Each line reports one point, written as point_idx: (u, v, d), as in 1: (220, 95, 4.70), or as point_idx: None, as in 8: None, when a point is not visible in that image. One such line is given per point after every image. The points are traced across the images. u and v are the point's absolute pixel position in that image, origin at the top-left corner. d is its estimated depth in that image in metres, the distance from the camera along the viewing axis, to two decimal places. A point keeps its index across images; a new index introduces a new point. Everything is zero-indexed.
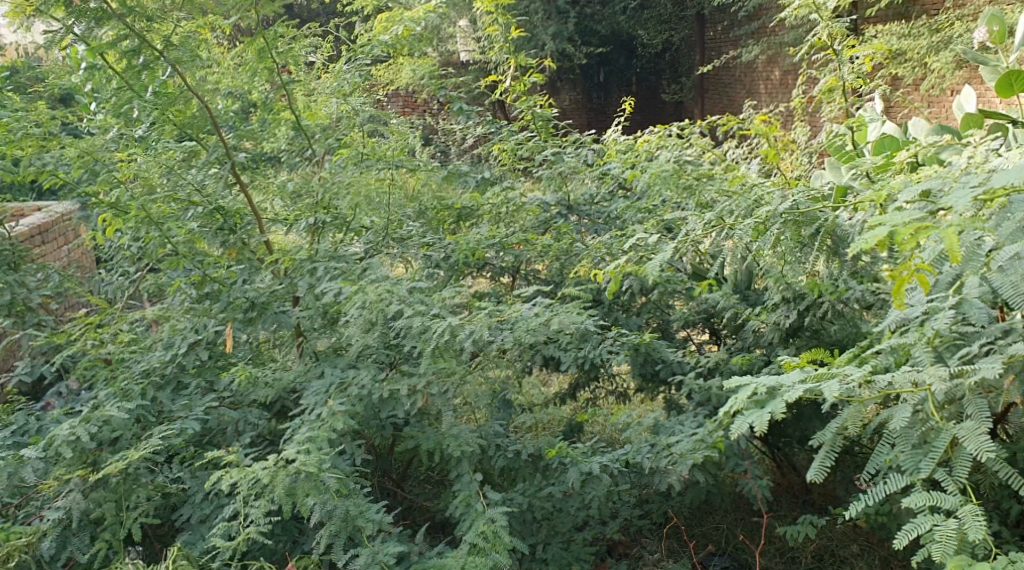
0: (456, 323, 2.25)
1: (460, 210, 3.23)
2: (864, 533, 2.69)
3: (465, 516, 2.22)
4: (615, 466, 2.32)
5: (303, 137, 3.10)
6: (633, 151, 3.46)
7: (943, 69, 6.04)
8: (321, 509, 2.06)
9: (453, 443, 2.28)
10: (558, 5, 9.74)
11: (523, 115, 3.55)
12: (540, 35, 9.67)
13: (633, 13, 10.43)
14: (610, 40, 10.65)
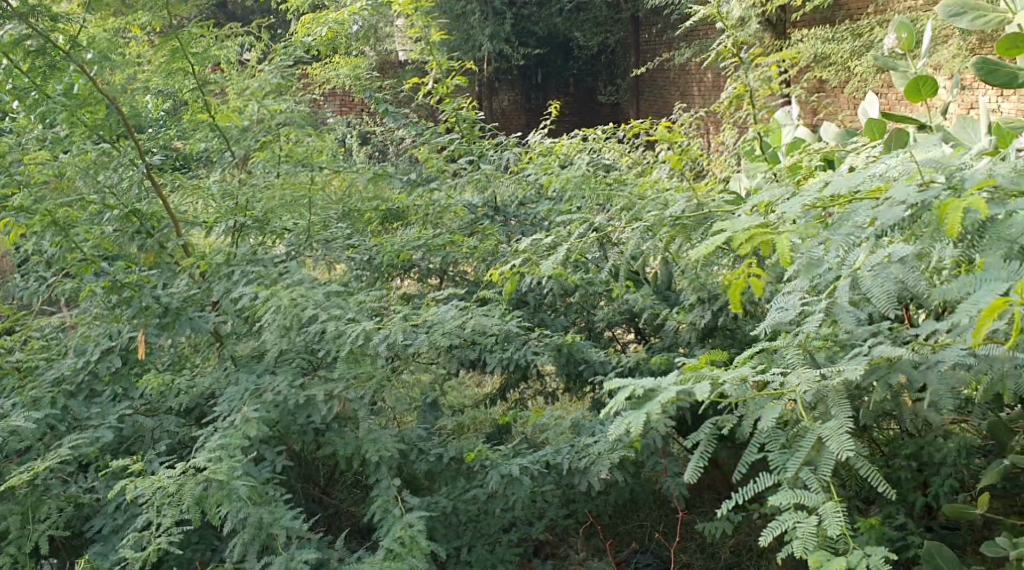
0: (371, 327, 2.26)
1: (387, 211, 3.31)
2: None
3: (383, 521, 2.22)
4: (535, 468, 2.34)
5: (223, 138, 3.03)
6: (551, 154, 3.54)
7: (865, 73, 6.20)
8: (235, 518, 2.06)
9: (371, 448, 2.28)
10: (495, 6, 9.77)
11: (449, 118, 3.60)
12: (476, 35, 9.71)
13: (570, 14, 10.51)
14: (546, 42, 10.71)
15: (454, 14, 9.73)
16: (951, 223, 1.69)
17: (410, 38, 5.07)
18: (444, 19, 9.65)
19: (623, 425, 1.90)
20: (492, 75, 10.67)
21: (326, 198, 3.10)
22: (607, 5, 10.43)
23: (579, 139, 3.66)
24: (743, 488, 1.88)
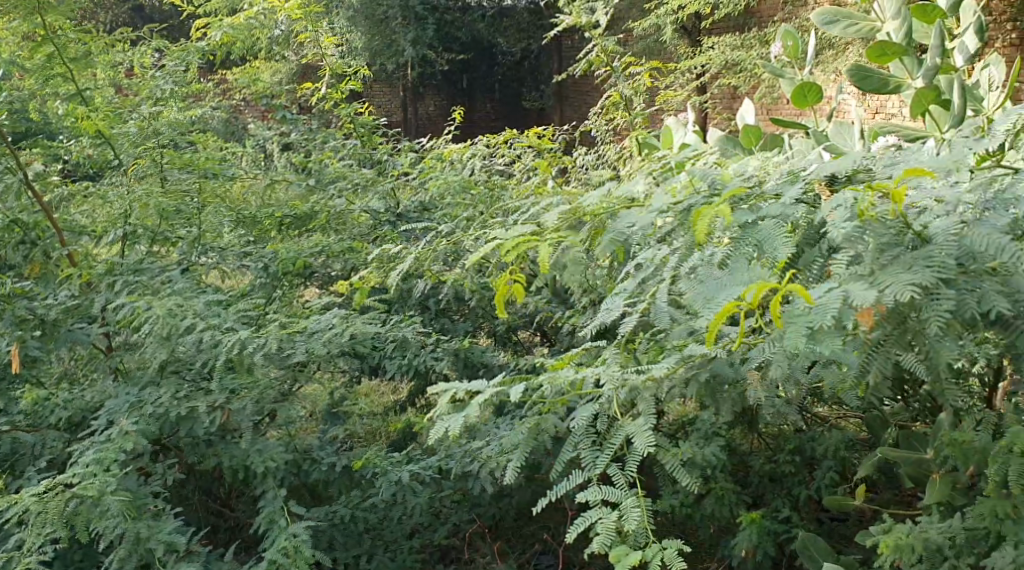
0: (245, 337, 2.40)
1: (283, 219, 3.37)
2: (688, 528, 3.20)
3: (270, 531, 2.38)
4: (424, 474, 2.56)
5: (109, 147, 3.05)
6: (441, 160, 3.78)
7: (770, 82, 6.58)
8: (110, 533, 2.17)
9: (257, 460, 2.44)
10: (416, 12, 9.95)
11: (345, 123, 3.93)
12: (398, 40, 9.93)
13: (492, 20, 10.71)
14: (471, 47, 10.91)
15: (376, 18, 9.90)
16: (700, 230, 1.78)
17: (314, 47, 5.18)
18: (368, 24, 9.81)
19: (445, 427, 1.94)
20: (415, 80, 10.86)
21: (219, 207, 3.19)
22: (528, 11, 10.74)
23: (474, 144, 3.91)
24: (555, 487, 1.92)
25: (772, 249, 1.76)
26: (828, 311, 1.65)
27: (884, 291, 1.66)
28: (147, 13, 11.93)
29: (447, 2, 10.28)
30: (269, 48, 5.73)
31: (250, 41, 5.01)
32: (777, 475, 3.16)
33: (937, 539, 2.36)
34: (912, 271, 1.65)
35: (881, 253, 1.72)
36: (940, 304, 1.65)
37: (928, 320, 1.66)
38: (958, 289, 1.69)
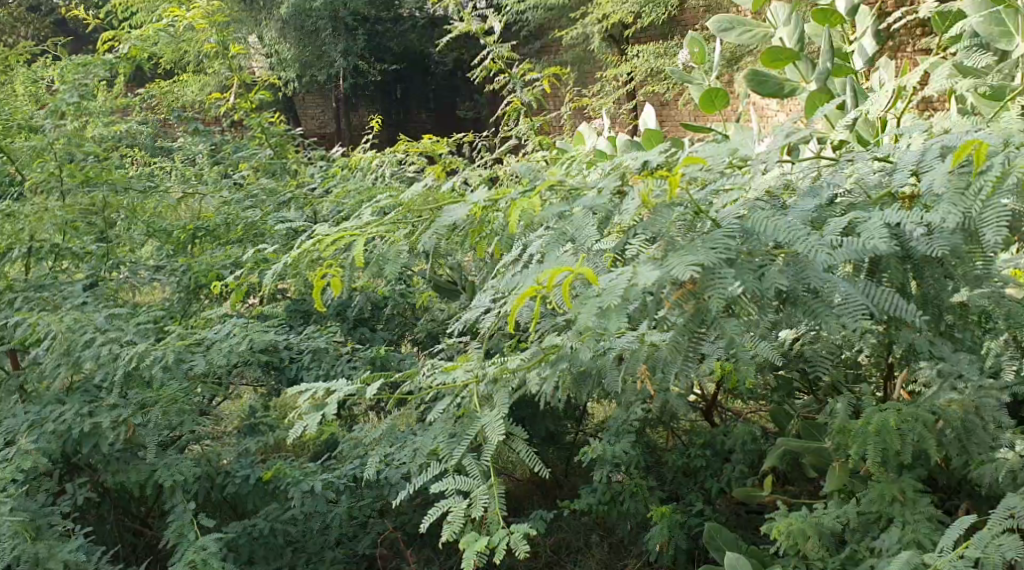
0: (144, 353, 3.40)
1: (195, 231, 4.42)
2: (577, 527, 4.49)
3: (178, 540, 3.38)
4: (340, 483, 3.67)
5: (18, 164, 4.05)
6: (350, 168, 5.05)
7: None
8: (10, 549, 2.99)
9: (167, 474, 3.44)
10: (347, 24, 12.14)
11: (259, 133, 5.20)
12: (331, 51, 12.14)
13: (425, 31, 12.96)
14: (404, 57, 13.25)
15: (308, 30, 12.04)
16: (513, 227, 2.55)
17: (220, 74, 5.87)
18: (297, 37, 12.06)
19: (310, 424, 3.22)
20: (347, 94, 13.29)
21: (132, 221, 4.28)
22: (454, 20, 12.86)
23: (374, 168, 5.06)
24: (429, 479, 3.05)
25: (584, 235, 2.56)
26: (614, 292, 2.34)
27: (669, 270, 2.35)
28: (70, 28, 12.60)
29: (379, 16, 12.54)
30: (196, 64, 6.72)
31: (177, 56, 5.96)
32: (692, 469, 4.36)
33: (828, 525, 3.40)
34: (695, 253, 2.33)
35: (675, 238, 2.44)
36: (721, 278, 2.33)
37: (714, 295, 2.34)
38: (742, 269, 2.38)
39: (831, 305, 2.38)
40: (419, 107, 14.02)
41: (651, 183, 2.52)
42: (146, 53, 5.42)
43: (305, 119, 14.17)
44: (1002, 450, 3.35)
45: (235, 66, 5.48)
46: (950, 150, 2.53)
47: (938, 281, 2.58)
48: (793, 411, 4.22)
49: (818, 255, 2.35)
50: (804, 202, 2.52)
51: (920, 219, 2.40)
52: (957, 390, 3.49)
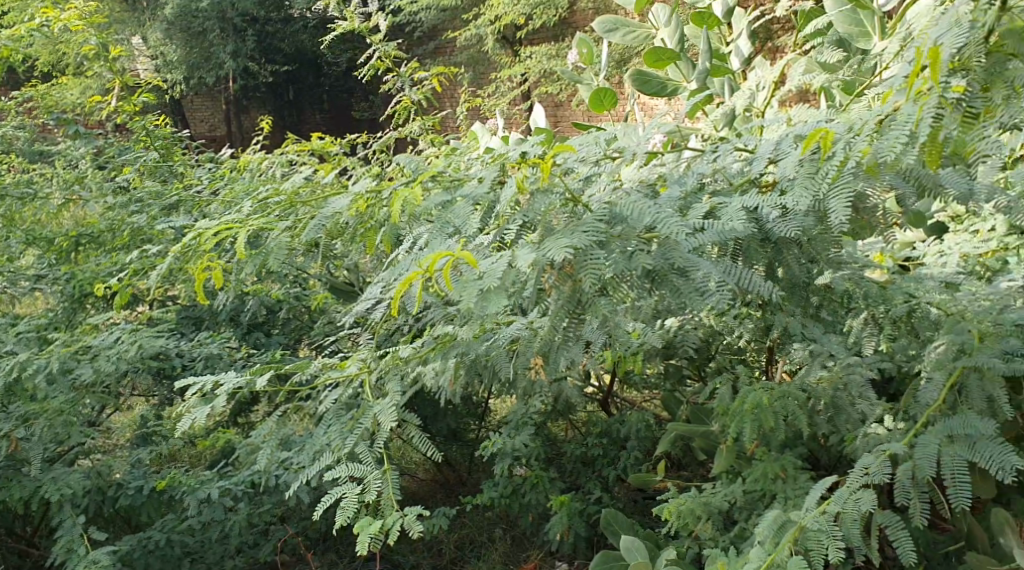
0: (26, 364, 3.51)
1: (78, 240, 4.55)
2: (477, 520, 4.72)
3: (69, 555, 3.47)
4: (244, 487, 3.81)
5: None
6: (240, 169, 5.17)
7: None
8: None
9: (55, 489, 3.53)
10: (235, 25, 12.24)
11: (142, 136, 5.26)
12: (220, 52, 12.22)
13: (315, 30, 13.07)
14: (295, 58, 13.30)
15: (194, 31, 12.12)
16: (394, 213, 2.72)
17: (99, 76, 5.89)
18: (183, 39, 12.07)
19: (189, 422, 3.41)
20: (237, 95, 13.36)
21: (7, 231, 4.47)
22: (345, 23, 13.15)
23: (263, 170, 5.21)
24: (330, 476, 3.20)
25: (464, 222, 2.80)
26: (495, 275, 2.57)
27: (546, 251, 2.61)
28: None
29: (267, 15, 12.50)
30: (72, 64, 6.69)
31: (53, 56, 5.95)
32: (590, 459, 4.68)
33: (715, 505, 3.79)
34: (570, 237, 2.59)
35: (549, 224, 2.71)
36: (592, 258, 2.61)
37: (588, 275, 2.63)
38: (613, 251, 2.66)
39: (694, 285, 2.66)
40: (311, 108, 14.23)
41: (525, 170, 2.78)
42: (21, 55, 5.41)
43: (191, 120, 14.06)
44: (871, 423, 3.66)
45: (115, 69, 5.52)
46: (801, 139, 2.83)
47: (801, 264, 2.93)
48: (683, 398, 4.60)
49: (682, 237, 2.64)
50: (670, 190, 2.86)
51: (775, 203, 2.77)
52: (827, 367, 3.72)
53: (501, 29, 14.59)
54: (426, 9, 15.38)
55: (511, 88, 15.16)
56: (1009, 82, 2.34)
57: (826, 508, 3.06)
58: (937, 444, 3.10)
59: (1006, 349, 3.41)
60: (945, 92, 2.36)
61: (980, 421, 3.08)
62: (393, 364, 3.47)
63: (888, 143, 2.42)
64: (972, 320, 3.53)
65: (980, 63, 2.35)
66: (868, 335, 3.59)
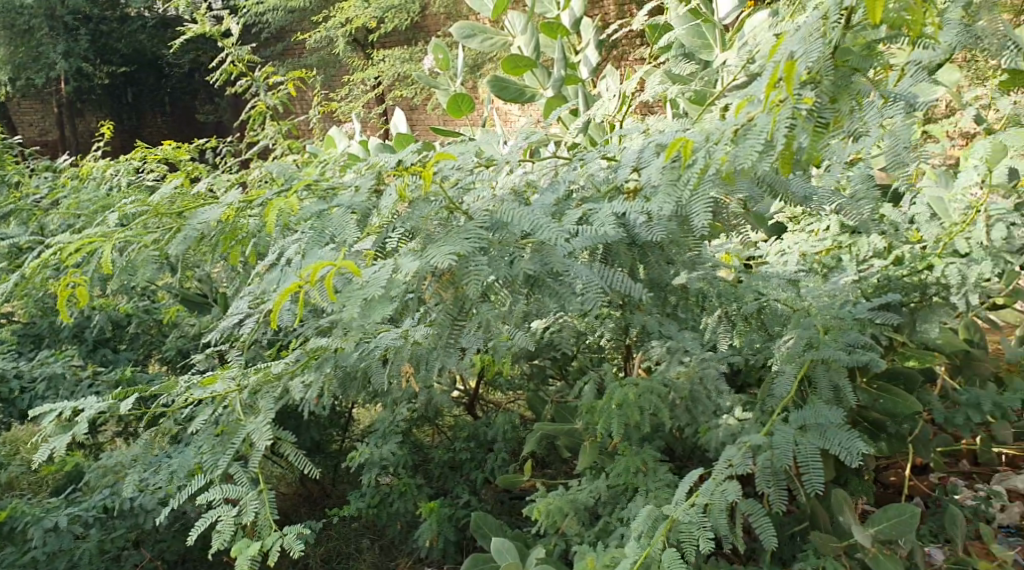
0: None
1: None
2: (372, 543, 4.02)
3: None
4: (92, 511, 3.30)
5: None
6: (89, 182, 4.97)
7: None
8: None
9: None
10: (67, 24, 11.82)
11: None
12: (50, 53, 11.71)
13: (155, 31, 12.89)
14: (133, 59, 13.04)
15: (19, 30, 11.50)
16: (268, 221, 2.73)
17: None
18: (7, 37, 11.46)
19: (48, 450, 3.18)
20: (69, 98, 12.77)
21: None
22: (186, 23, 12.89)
23: (113, 182, 5.02)
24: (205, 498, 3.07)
25: (340, 230, 2.67)
26: (376, 285, 2.49)
27: (429, 259, 2.50)
28: None
29: (102, 15, 12.34)
30: None
31: None
32: (456, 462, 4.08)
33: (581, 500, 3.35)
34: (452, 244, 2.49)
35: (430, 231, 2.59)
36: (474, 266, 2.50)
37: (471, 282, 2.51)
38: (492, 256, 2.57)
39: (570, 289, 2.61)
40: (153, 110, 13.88)
41: (406, 177, 2.67)
42: None
43: (22, 127, 13.44)
44: (725, 414, 3.31)
45: None
46: (664, 146, 2.76)
47: (662, 266, 2.88)
48: (546, 399, 4.08)
49: (563, 243, 2.57)
50: (543, 195, 2.74)
51: (642, 207, 2.68)
52: (683, 362, 3.34)
53: (353, 31, 14.56)
54: (274, 10, 15.25)
55: (364, 91, 15.17)
56: (852, 95, 2.28)
57: (696, 499, 2.74)
58: (791, 433, 2.91)
59: (849, 342, 3.22)
60: (798, 102, 2.26)
61: (830, 409, 2.94)
62: (259, 375, 3.13)
63: (744, 152, 2.31)
64: (818, 314, 3.26)
65: (829, 76, 2.26)
66: (724, 331, 3.30)
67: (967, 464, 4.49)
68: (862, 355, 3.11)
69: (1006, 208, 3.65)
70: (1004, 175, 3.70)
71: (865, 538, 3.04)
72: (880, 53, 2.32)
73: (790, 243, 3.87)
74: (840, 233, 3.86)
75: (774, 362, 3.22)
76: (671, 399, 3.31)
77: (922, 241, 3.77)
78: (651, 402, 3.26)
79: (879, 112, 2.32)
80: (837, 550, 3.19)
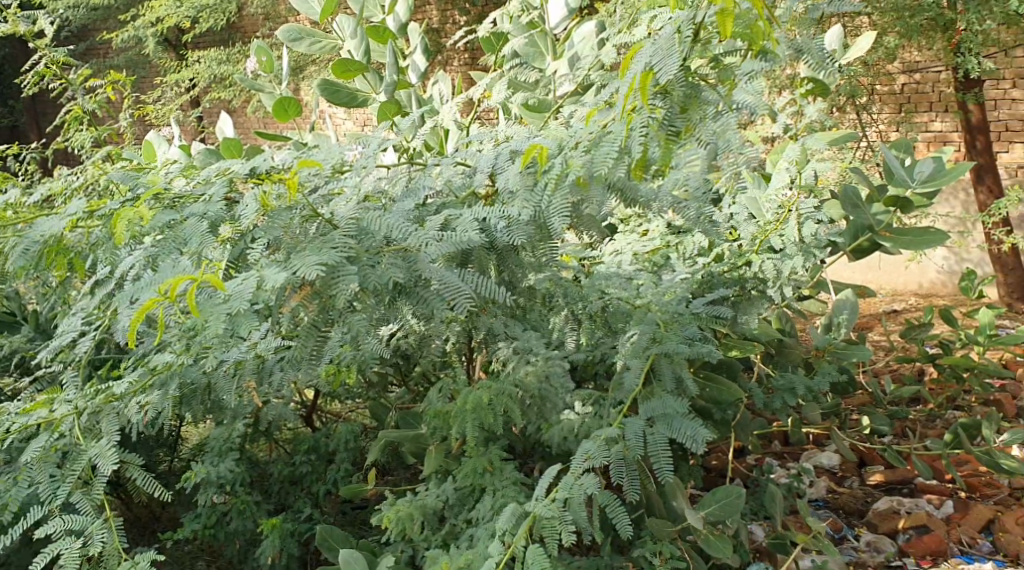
0: None
1: None
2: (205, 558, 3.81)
3: None
4: None
5: None
6: None
7: None
8: None
9: None
10: None
11: None
12: None
13: None
14: None
15: None
16: (120, 233, 2.65)
17: None
18: None
19: None
20: None
21: None
22: None
23: None
24: (36, 531, 2.79)
25: (201, 243, 2.64)
26: (241, 298, 2.48)
27: (295, 270, 2.52)
28: None
29: None
30: None
31: None
32: (296, 476, 3.91)
33: (433, 506, 3.19)
34: (318, 255, 2.51)
35: (293, 240, 2.60)
36: (344, 276, 2.53)
37: (339, 291, 2.55)
38: (361, 266, 2.59)
39: (434, 293, 2.63)
40: None
41: (269, 186, 2.67)
42: None
43: None
44: (565, 411, 3.22)
45: None
46: (518, 152, 2.78)
47: (523, 269, 2.87)
48: (389, 404, 4.16)
49: (427, 249, 2.61)
50: (403, 203, 2.78)
51: (501, 213, 2.70)
52: (531, 362, 3.21)
53: (162, 32, 13.98)
54: (76, 5, 14.49)
55: (176, 93, 14.64)
56: (702, 105, 2.45)
57: (556, 495, 2.68)
58: (641, 425, 2.88)
59: (688, 336, 3.20)
60: (650, 112, 2.44)
61: (675, 398, 2.92)
62: (98, 397, 2.94)
63: (600, 159, 2.49)
64: (659, 311, 3.22)
65: (679, 87, 2.44)
66: (571, 330, 3.25)
67: (778, 444, 5.08)
68: (702, 348, 3.08)
69: (814, 207, 3.68)
70: (812, 174, 3.68)
71: (697, 520, 3.06)
72: (724, 68, 2.54)
73: (622, 244, 3.78)
74: (666, 234, 3.89)
75: (619, 357, 3.14)
76: (523, 402, 3.21)
77: (738, 240, 3.79)
78: (507, 403, 3.15)
79: (722, 118, 2.45)
80: (672, 535, 3.28)
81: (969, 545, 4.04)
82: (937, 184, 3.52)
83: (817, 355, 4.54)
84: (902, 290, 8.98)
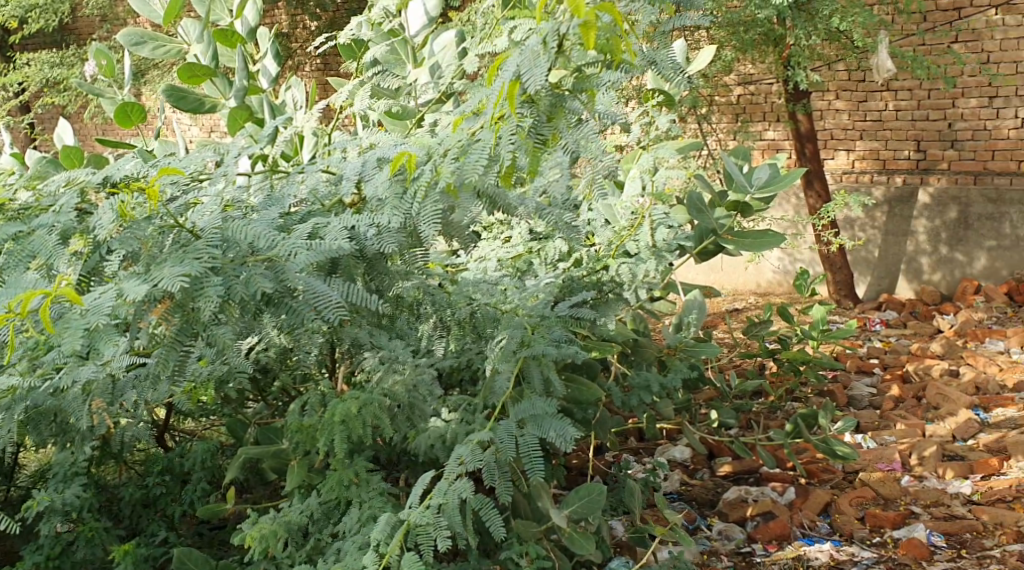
0: None
1: None
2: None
3: None
4: None
5: None
6: None
7: None
8: None
9: None
10: None
11: None
12: None
13: None
14: None
15: None
16: None
17: None
18: None
19: None
20: None
21: None
22: None
23: None
24: None
25: (54, 258, 2.70)
26: (97, 312, 2.47)
27: (157, 282, 2.50)
28: None
29: None
30: None
31: None
32: (148, 498, 3.81)
33: (297, 522, 3.29)
34: (181, 265, 2.49)
35: (152, 251, 2.60)
36: (207, 287, 2.51)
37: (204, 302, 2.51)
38: (227, 276, 2.57)
39: (308, 304, 2.60)
40: None
41: (130, 195, 2.68)
42: None
43: None
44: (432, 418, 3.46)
45: None
46: (385, 160, 2.86)
47: (397, 282, 2.95)
48: (246, 420, 3.96)
49: (295, 256, 2.60)
50: (268, 210, 2.74)
51: (371, 220, 2.74)
52: (398, 370, 3.39)
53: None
54: None
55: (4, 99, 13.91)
56: (566, 114, 2.55)
57: (431, 500, 2.84)
58: (511, 430, 3.06)
59: (554, 338, 3.39)
60: (518, 120, 2.51)
61: (544, 400, 3.11)
62: None
63: (470, 166, 2.52)
64: (522, 314, 3.40)
65: (545, 97, 2.53)
66: (438, 338, 3.39)
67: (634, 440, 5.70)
68: (569, 349, 3.28)
69: (665, 212, 4.04)
70: (661, 183, 4.10)
71: (561, 519, 3.31)
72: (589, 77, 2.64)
73: (486, 250, 4.06)
74: (527, 240, 4.12)
75: (488, 362, 3.32)
76: (389, 410, 3.40)
77: (596, 244, 4.15)
78: (375, 413, 3.29)
79: (586, 127, 2.55)
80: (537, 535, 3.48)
81: (810, 527, 4.71)
82: (771, 190, 3.88)
83: (669, 353, 4.87)
84: (743, 290, 9.44)
